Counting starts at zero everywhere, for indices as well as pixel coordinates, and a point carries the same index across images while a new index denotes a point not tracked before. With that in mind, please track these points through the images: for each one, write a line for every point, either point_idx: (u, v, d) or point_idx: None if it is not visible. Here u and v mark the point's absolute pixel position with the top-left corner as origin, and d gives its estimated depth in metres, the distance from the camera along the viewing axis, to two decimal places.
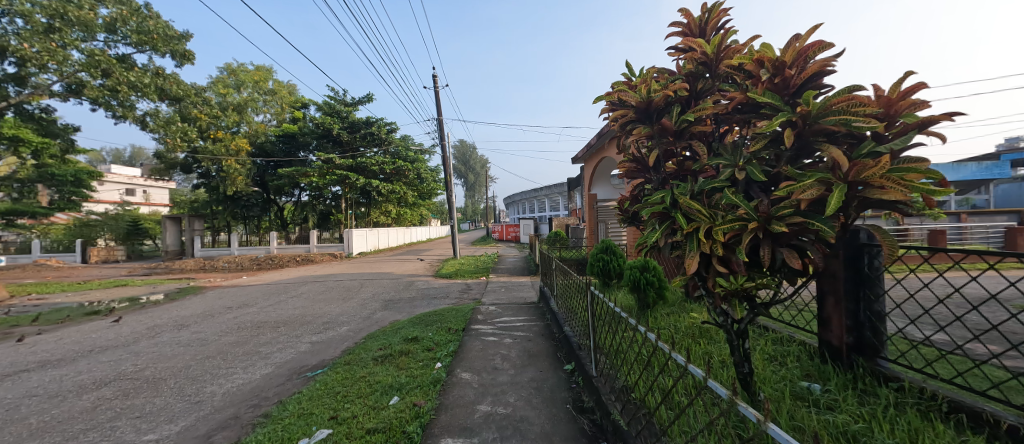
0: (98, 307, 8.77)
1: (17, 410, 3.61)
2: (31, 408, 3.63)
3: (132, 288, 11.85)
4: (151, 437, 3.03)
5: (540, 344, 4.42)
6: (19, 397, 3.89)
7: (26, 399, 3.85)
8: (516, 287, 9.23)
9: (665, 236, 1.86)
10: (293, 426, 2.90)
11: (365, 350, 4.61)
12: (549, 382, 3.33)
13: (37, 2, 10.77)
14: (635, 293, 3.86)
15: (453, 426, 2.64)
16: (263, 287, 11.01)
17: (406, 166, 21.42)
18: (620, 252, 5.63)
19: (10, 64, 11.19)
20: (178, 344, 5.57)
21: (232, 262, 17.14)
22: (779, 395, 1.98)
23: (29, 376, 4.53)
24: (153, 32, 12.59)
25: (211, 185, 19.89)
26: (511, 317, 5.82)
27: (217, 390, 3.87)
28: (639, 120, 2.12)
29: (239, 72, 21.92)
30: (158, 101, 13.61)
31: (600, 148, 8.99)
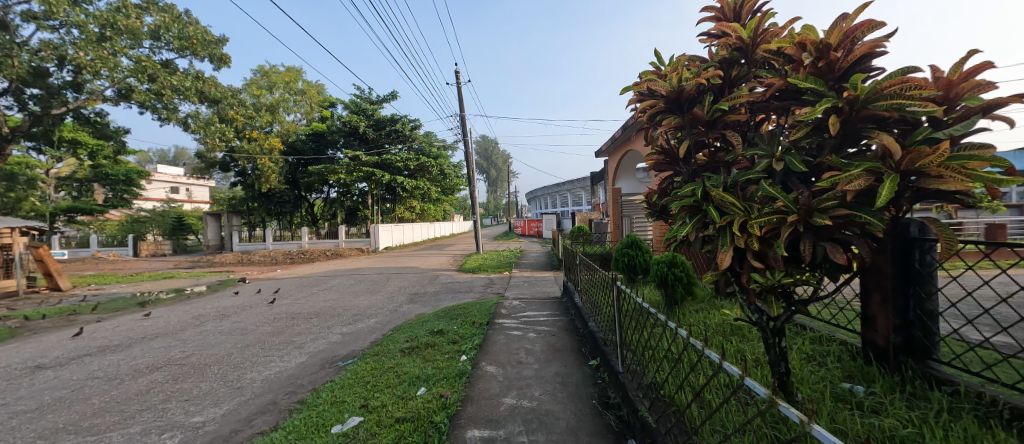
0: (149, 297, 9.38)
1: (81, 391, 3.90)
2: (94, 389, 3.91)
3: (178, 280, 12.59)
4: (198, 419, 3.20)
5: (564, 339, 4.39)
6: (82, 380, 4.20)
7: (89, 381, 4.15)
8: (539, 282, 9.21)
9: (697, 229, 1.80)
10: (327, 413, 3.01)
11: (392, 342, 4.71)
12: (575, 376, 3.31)
13: (89, 12, 11.50)
14: (662, 288, 3.77)
15: (479, 418, 2.66)
16: (297, 280, 11.45)
17: (429, 163, 21.71)
18: (646, 247, 5.49)
19: (68, 72, 11.94)
20: (221, 333, 5.88)
21: (267, 256, 17.89)
22: (818, 395, 1.89)
23: (91, 360, 4.89)
24: (193, 37, 13.19)
25: (247, 183, 20.83)
26: (535, 312, 5.81)
27: (257, 377, 4.06)
28: (669, 110, 2.05)
29: (271, 74, 22.88)
30: (198, 103, 14.25)
31: (624, 142, 8.80)
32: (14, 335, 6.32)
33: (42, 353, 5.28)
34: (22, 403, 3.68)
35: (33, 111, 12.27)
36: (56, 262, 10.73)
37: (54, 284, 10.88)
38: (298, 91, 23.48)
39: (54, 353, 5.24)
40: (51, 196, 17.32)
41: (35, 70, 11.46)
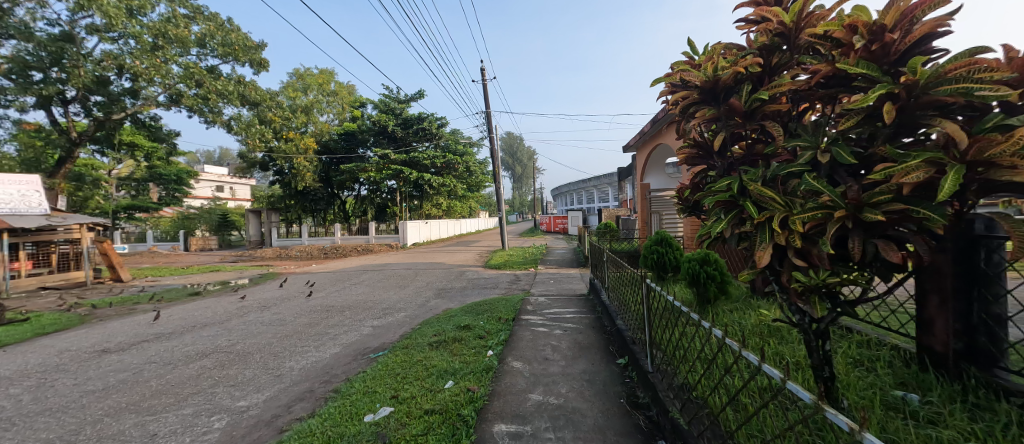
0: (198, 288, 10.00)
1: (141, 374, 4.19)
2: (152, 373, 4.19)
3: (223, 273, 13.32)
4: (243, 404, 3.37)
5: (590, 337, 4.33)
6: (142, 363, 4.51)
7: (147, 365, 4.45)
8: (565, 279, 9.14)
9: (733, 226, 1.73)
10: (360, 402, 3.10)
11: (421, 336, 4.80)
12: (603, 374, 3.26)
13: (144, 23, 12.31)
14: (694, 287, 3.64)
15: (506, 413, 2.67)
16: (332, 274, 11.89)
17: (455, 160, 22.00)
18: (676, 244, 5.33)
19: (126, 80, 12.80)
20: (262, 323, 6.17)
21: (303, 251, 18.64)
22: (866, 402, 1.78)
23: (150, 346, 5.24)
24: (235, 43, 13.86)
25: (285, 181, 21.59)
26: (561, 309, 5.76)
27: (295, 366, 4.23)
28: (703, 102, 1.97)
29: (306, 76, 23.79)
30: (240, 106, 14.99)
31: (654, 136, 8.56)
32: (84, 322, 6.88)
33: (107, 338, 5.72)
34: (91, 383, 3.99)
35: (97, 116, 13.26)
36: (120, 257, 11.54)
37: (117, 276, 11.71)
38: (330, 92, 24.34)
39: (118, 339, 5.66)
40: (114, 194, 18.74)
41: (98, 79, 12.34)
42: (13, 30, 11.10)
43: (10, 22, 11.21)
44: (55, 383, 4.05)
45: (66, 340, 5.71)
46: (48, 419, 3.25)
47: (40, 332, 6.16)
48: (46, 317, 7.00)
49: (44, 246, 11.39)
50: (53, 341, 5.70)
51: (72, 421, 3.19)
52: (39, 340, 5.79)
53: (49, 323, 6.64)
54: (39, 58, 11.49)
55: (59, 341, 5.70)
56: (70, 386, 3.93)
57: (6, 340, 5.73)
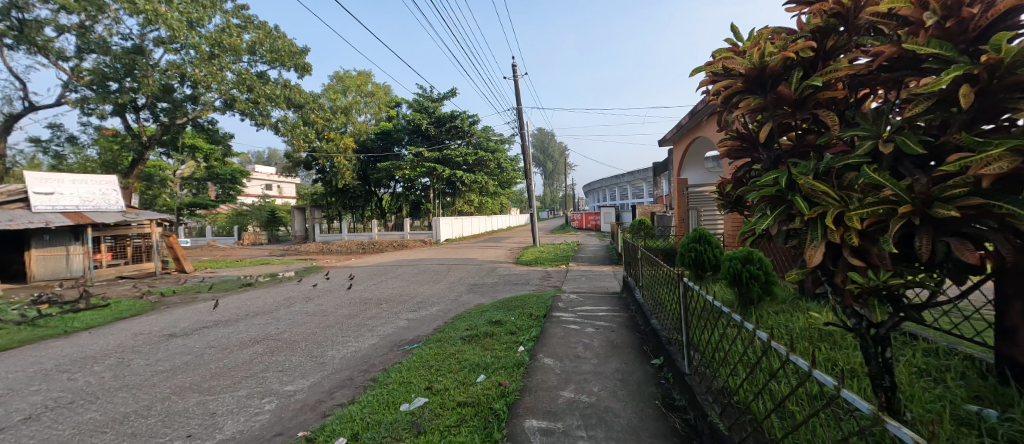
0: (250, 280, 10.64)
1: (201, 357, 4.50)
2: (210, 357, 4.49)
3: (271, 266, 14.10)
4: (290, 388, 3.55)
5: (624, 336, 4.24)
6: (202, 348, 4.85)
7: (206, 349, 4.78)
8: (597, 276, 9.01)
9: (780, 223, 1.63)
10: (396, 392, 3.18)
11: (454, 329, 4.87)
12: (637, 374, 3.18)
13: (202, 34, 13.19)
14: (735, 287, 3.46)
15: (537, 409, 2.66)
16: (371, 268, 12.33)
17: (487, 157, 22.20)
18: (715, 241, 5.10)
19: (188, 87, 13.75)
20: (306, 313, 6.48)
21: (344, 246, 19.41)
22: (934, 416, 1.62)
23: (209, 331, 5.63)
24: (281, 50, 14.59)
25: (326, 180, 22.64)
26: (593, 307, 5.67)
27: (336, 355, 4.41)
28: (749, 91, 1.85)
29: (345, 79, 24.74)
30: (286, 109, 15.76)
31: (692, 129, 8.23)
32: (154, 308, 7.50)
33: (173, 324, 6.20)
34: (160, 364, 4.33)
35: (163, 121, 14.37)
36: (184, 251, 12.49)
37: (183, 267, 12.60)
38: (368, 93, 25.18)
39: (182, 324, 6.12)
40: (178, 193, 20.32)
41: (164, 87, 13.34)
42: (94, 45, 12.24)
43: (91, 38, 12.37)
44: (130, 362, 4.43)
45: (139, 324, 6.25)
46: (126, 395, 3.55)
47: (118, 317, 6.78)
48: (122, 303, 7.70)
49: (120, 239, 12.51)
50: (129, 325, 6.25)
51: (145, 397, 3.47)
52: (117, 324, 6.36)
53: (125, 308, 7.29)
54: (115, 70, 12.60)
55: (134, 325, 6.24)
56: (141, 366, 4.29)
57: (91, 323, 6.34)
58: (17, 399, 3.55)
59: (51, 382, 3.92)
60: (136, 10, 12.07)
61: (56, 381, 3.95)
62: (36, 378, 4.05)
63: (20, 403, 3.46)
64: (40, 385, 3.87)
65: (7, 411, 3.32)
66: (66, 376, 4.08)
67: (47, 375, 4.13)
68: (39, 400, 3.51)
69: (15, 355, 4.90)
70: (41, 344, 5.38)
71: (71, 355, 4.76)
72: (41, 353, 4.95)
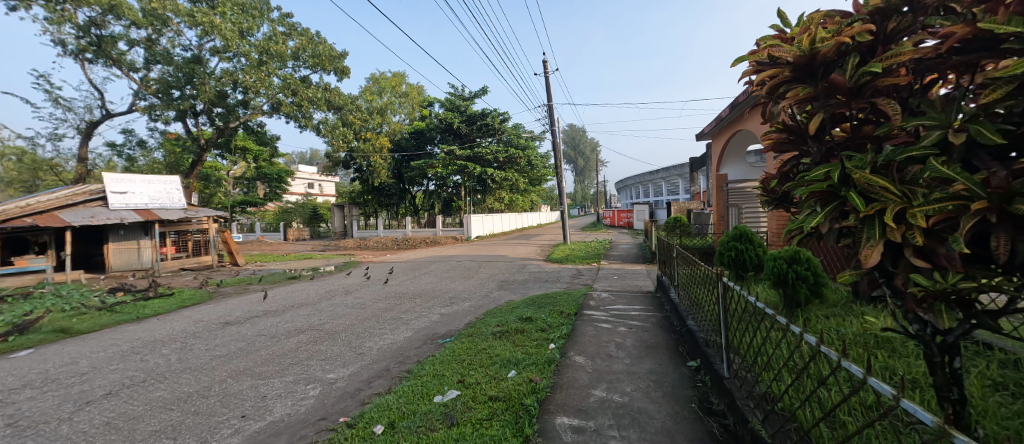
0: (295, 273, 11.21)
1: (252, 344, 4.78)
2: (260, 344, 4.77)
3: (313, 261, 14.79)
4: (332, 376, 3.72)
5: (658, 336, 4.13)
6: (253, 335, 5.17)
7: (257, 337, 5.08)
8: (630, 274, 8.82)
9: (831, 220, 1.52)
10: (430, 383, 3.25)
11: (485, 325, 4.92)
12: (672, 376, 3.08)
13: (252, 43, 13.97)
14: (780, 288, 3.28)
15: (568, 406, 2.64)
16: (405, 264, 12.67)
17: (517, 154, 22.26)
18: (758, 240, 4.87)
19: (240, 93, 14.61)
20: (346, 306, 6.75)
21: (380, 242, 20.05)
22: (1012, 434, 1.47)
23: (260, 321, 5.98)
24: (322, 54, 15.23)
25: (363, 178, 23.45)
26: (626, 306, 5.56)
27: (374, 346, 4.57)
28: (797, 80, 1.75)
29: (381, 80, 25.53)
30: (327, 111, 16.43)
31: (733, 122, 7.87)
32: (211, 298, 8.06)
33: (227, 313, 6.63)
34: (217, 349, 4.64)
35: (218, 125, 15.38)
36: (236, 245, 13.32)
37: (235, 261, 13.47)
38: (402, 93, 25.84)
39: (236, 313, 6.54)
40: (231, 191, 21.71)
41: (219, 93, 14.24)
42: (159, 56, 13.25)
43: (157, 50, 13.39)
44: (192, 347, 4.78)
45: (200, 312, 6.73)
46: (189, 376, 3.84)
47: (181, 305, 7.33)
48: (185, 292, 8.32)
49: (184, 234, 13.69)
50: (190, 313, 6.74)
51: (206, 379, 3.74)
52: (181, 312, 6.88)
53: (188, 297, 7.89)
54: (177, 78, 13.60)
55: (194, 313, 6.73)
56: (202, 351, 4.61)
57: (159, 310, 6.90)
58: (99, 377, 3.91)
59: (126, 362, 4.29)
60: (195, 22, 12.95)
61: (131, 361, 4.33)
62: (114, 358, 4.45)
63: (101, 380, 3.81)
64: (117, 364, 4.25)
65: (91, 387, 3.66)
66: (138, 357, 4.46)
67: (123, 355, 4.53)
68: (116, 378, 3.85)
69: (96, 337, 5.41)
70: (118, 328, 5.91)
71: (142, 339, 5.19)
72: (117, 335, 5.43)
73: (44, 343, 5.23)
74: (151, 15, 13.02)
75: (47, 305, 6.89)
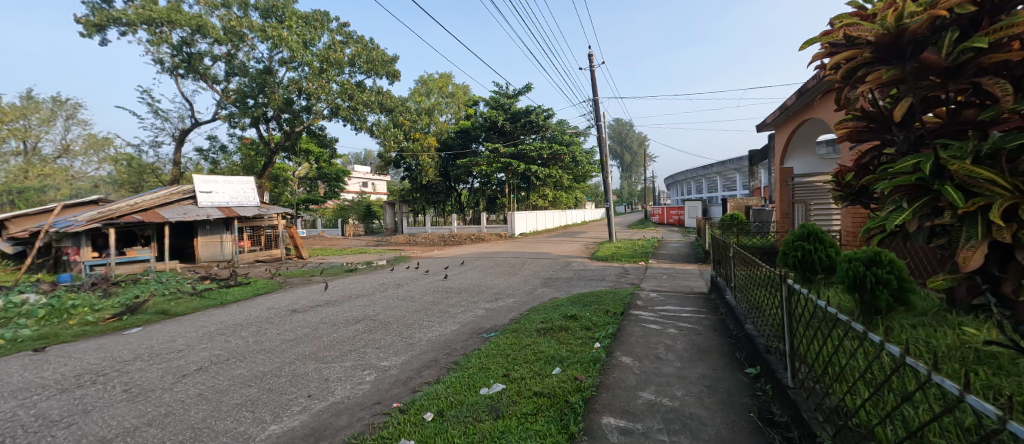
0: (352, 266, 11.88)
1: (316, 331, 5.14)
2: (322, 331, 5.11)
3: (366, 255, 15.58)
4: (387, 363, 3.91)
5: (711, 339, 3.91)
6: (317, 322, 5.55)
7: (320, 324, 5.46)
8: (681, 274, 8.44)
9: (922, 217, 1.63)
10: (476, 376, 3.31)
11: (529, 321, 4.94)
12: (728, 382, 2.91)
13: (314, 52, 14.91)
14: (856, 293, 2.97)
15: (614, 407, 2.58)
16: (451, 259, 13.02)
17: (562, 151, 22.09)
18: (830, 240, 4.46)
19: (304, 99, 15.68)
20: (398, 298, 7.07)
21: (427, 238, 20.70)
22: None
23: (322, 309, 6.41)
24: (375, 60, 15.95)
25: (412, 177, 24.34)
26: (676, 307, 5.33)
27: (424, 337, 4.73)
28: (881, 62, 1.82)
29: (428, 82, 26.34)
30: (379, 113, 17.21)
31: (800, 110, 7.22)
32: (281, 287, 8.77)
33: (295, 301, 7.18)
34: (286, 334, 5.04)
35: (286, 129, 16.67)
36: (301, 240, 14.35)
37: (299, 254, 14.55)
38: (449, 94, 26.44)
39: (301, 302, 7.07)
40: (296, 190, 23.41)
41: (287, 100, 15.31)
42: (236, 68, 14.55)
43: (235, 63, 14.70)
44: (265, 331, 5.23)
45: (271, 300, 7.35)
46: (263, 357, 4.19)
47: (256, 293, 8.05)
48: (259, 282, 9.13)
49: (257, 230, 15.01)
50: (264, 300, 7.39)
51: (277, 360, 4.06)
52: (256, 299, 7.56)
53: (261, 286, 8.64)
54: (252, 88, 14.84)
55: (267, 300, 7.36)
56: (273, 335, 5.03)
57: (239, 297, 7.61)
58: (192, 353, 4.38)
59: (213, 342, 4.78)
60: (265, 36, 14.07)
61: (216, 342, 4.81)
62: (203, 338, 4.97)
63: (193, 356, 4.27)
64: (206, 343, 4.74)
65: (186, 362, 4.11)
66: (223, 338, 4.95)
67: (210, 336, 5.04)
68: (205, 355, 4.29)
69: (189, 319, 6.07)
70: (206, 311, 6.60)
71: (226, 322, 5.76)
72: (205, 319, 6.06)
73: (149, 322, 5.94)
74: (231, 32, 14.31)
75: (151, 289, 7.87)
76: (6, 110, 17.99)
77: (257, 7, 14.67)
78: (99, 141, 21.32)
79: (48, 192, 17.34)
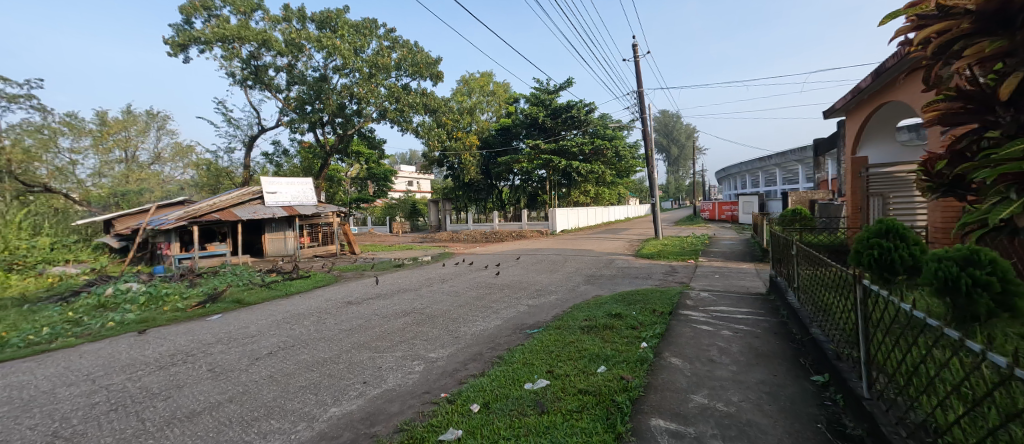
0: (399, 262, 12.35)
1: (368, 322, 5.41)
2: (374, 322, 5.37)
3: (413, 251, 16.15)
4: (434, 355, 4.04)
5: (771, 343, 3.66)
6: (369, 314, 5.85)
7: (372, 316, 5.73)
8: (735, 273, 7.98)
9: None
10: (521, 371, 3.32)
11: (573, 318, 4.88)
12: (790, 390, 2.70)
13: (364, 58, 15.61)
14: (947, 298, 2.65)
15: (664, 409, 2.48)
16: (493, 255, 13.19)
17: (604, 146, 21.62)
18: (914, 238, 4.02)
19: (355, 103, 16.50)
20: (443, 293, 7.26)
21: (470, 234, 21.08)
22: None
23: (373, 302, 6.74)
24: (420, 63, 16.40)
25: (455, 175, 24.86)
26: (730, 308, 5.04)
27: (469, 331, 4.83)
28: (980, 34, 1.61)
29: (470, 81, 26.75)
30: (424, 114, 17.74)
31: (877, 93, 6.55)
32: (336, 281, 9.31)
33: (348, 294, 7.60)
34: (342, 324, 5.34)
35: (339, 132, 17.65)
36: (354, 236, 15.16)
37: (352, 250, 15.39)
38: (490, 92, 26.69)
39: (354, 295, 7.46)
40: (349, 189, 24.76)
41: (340, 105, 16.20)
42: (296, 78, 15.60)
43: (295, 73, 15.73)
44: (324, 321, 5.58)
45: (327, 292, 7.83)
46: (323, 345, 4.47)
47: (315, 285, 8.61)
48: (317, 275, 9.75)
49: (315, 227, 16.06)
50: (322, 292, 7.89)
51: (335, 348, 4.33)
52: (315, 291, 8.09)
53: (319, 279, 9.23)
54: (310, 95, 15.86)
55: (324, 293, 7.84)
56: (332, 324, 5.36)
57: (301, 289, 8.19)
58: (263, 339, 4.77)
59: (279, 329, 5.17)
60: (321, 46, 14.94)
61: (283, 329, 5.20)
62: (272, 325, 5.39)
63: (264, 342, 4.65)
64: (274, 330, 5.15)
65: (258, 346, 4.49)
66: (289, 326, 5.35)
67: (278, 324, 5.46)
68: (275, 341, 4.66)
69: (260, 308, 6.62)
70: (274, 302, 7.16)
71: (290, 312, 6.22)
72: (272, 308, 6.58)
73: (227, 310, 6.54)
74: (291, 44, 15.34)
75: (228, 281, 8.68)
76: (111, 123, 20.52)
77: (314, 19, 15.62)
78: (183, 149, 23.77)
79: (144, 195, 19.63)
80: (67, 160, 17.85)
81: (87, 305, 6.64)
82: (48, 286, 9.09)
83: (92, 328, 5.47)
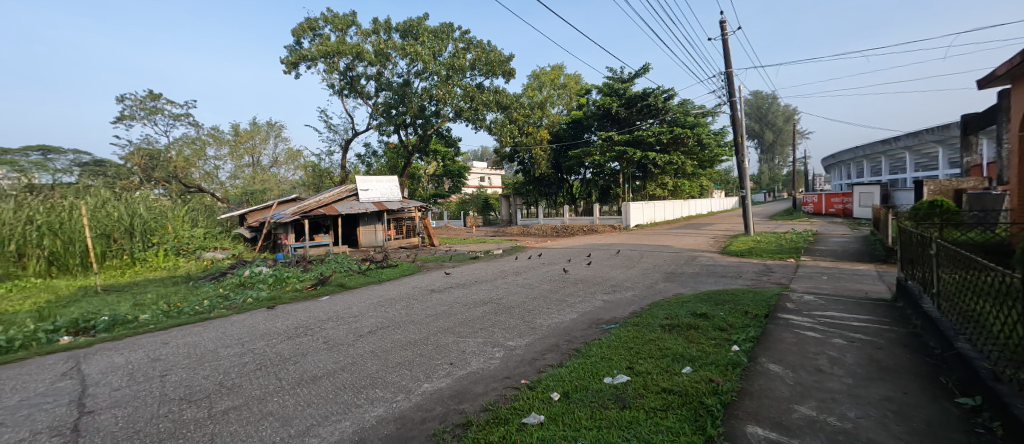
0: (473, 254, 12.85)
1: (450, 309, 5.76)
2: (455, 310, 5.70)
3: (486, 244, 16.70)
4: (512, 343, 4.18)
5: (899, 357, 3.16)
6: (450, 302, 6.22)
7: (453, 304, 6.09)
8: (848, 274, 6.96)
9: None
10: (599, 365, 3.29)
11: (652, 316, 4.69)
12: (926, 412, 2.31)
13: (441, 61, 16.44)
14: None
15: (764, 417, 2.30)
16: (566, 250, 13.12)
17: (685, 134, 20.18)
18: None
19: (434, 105, 17.43)
20: (517, 285, 7.42)
21: (541, 229, 21.16)
22: None
23: (452, 291, 7.13)
24: (492, 61, 16.79)
25: (526, 170, 25.03)
26: (842, 315, 4.42)
27: (545, 322, 4.90)
28: None
29: (541, 75, 26.75)
30: (497, 111, 18.14)
31: None
32: (419, 270, 10.02)
33: (430, 283, 8.13)
34: (427, 310, 5.75)
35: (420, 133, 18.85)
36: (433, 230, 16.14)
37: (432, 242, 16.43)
38: (561, 85, 26.37)
39: (435, 284, 7.96)
40: (427, 186, 26.31)
41: (421, 107, 17.31)
42: (383, 84, 16.99)
43: (383, 80, 17.13)
44: (411, 306, 6.07)
45: (413, 281, 8.45)
46: (412, 327, 4.88)
47: (402, 274, 9.36)
48: (403, 265, 10.58)
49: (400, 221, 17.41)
50: (407, 280, 8.54)
51: (423, 331, 4.70)
52: (402, 279, 8.81)
53: (405, 269, 10.01)
54: (395, 100, 17.14)
55: (409, 281, 8.49)
56: (418, 310, 5.82)
57: (390, 276, 8.98)
58: (363, 319, 5.36)
59: (375, 312, 5.75)
60: (405, 54, 16.05)
61: (378, 312, 5.77)
62: (370, 308, 6.00)
63: (365, 321, 5.21)
64: (371, 312, 5.73)
65: (360, 325, 5.04)
66: (382, 309, 5.90)
67: (374, 307, 6.06)
68: (373, 321, 5.21)
69: (358, 292, 7.41)
70: (369, 287, 7.95)
71: (382, 296, 6.86)
72: (367, 293, 7.32)
73: (334, 292, 7.44)
74: (379, 54, 16.70)
75: (333, 267, 9.82)
76: (242, 133, 24.26)
77: (398, 28, 16.79)
78: (294, 153, 27.26)
79: (267, 193, 22.95)
80: (211, 166, 21.52)
81: (232, 283, 8.04)
82: (204, 268, 11.16)
83: (237, 303, 6.60)
